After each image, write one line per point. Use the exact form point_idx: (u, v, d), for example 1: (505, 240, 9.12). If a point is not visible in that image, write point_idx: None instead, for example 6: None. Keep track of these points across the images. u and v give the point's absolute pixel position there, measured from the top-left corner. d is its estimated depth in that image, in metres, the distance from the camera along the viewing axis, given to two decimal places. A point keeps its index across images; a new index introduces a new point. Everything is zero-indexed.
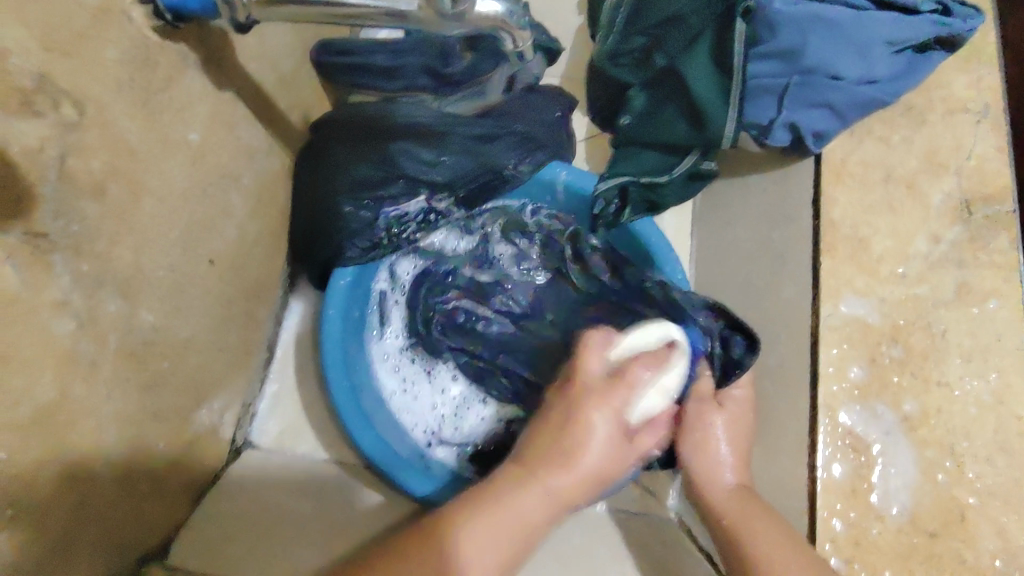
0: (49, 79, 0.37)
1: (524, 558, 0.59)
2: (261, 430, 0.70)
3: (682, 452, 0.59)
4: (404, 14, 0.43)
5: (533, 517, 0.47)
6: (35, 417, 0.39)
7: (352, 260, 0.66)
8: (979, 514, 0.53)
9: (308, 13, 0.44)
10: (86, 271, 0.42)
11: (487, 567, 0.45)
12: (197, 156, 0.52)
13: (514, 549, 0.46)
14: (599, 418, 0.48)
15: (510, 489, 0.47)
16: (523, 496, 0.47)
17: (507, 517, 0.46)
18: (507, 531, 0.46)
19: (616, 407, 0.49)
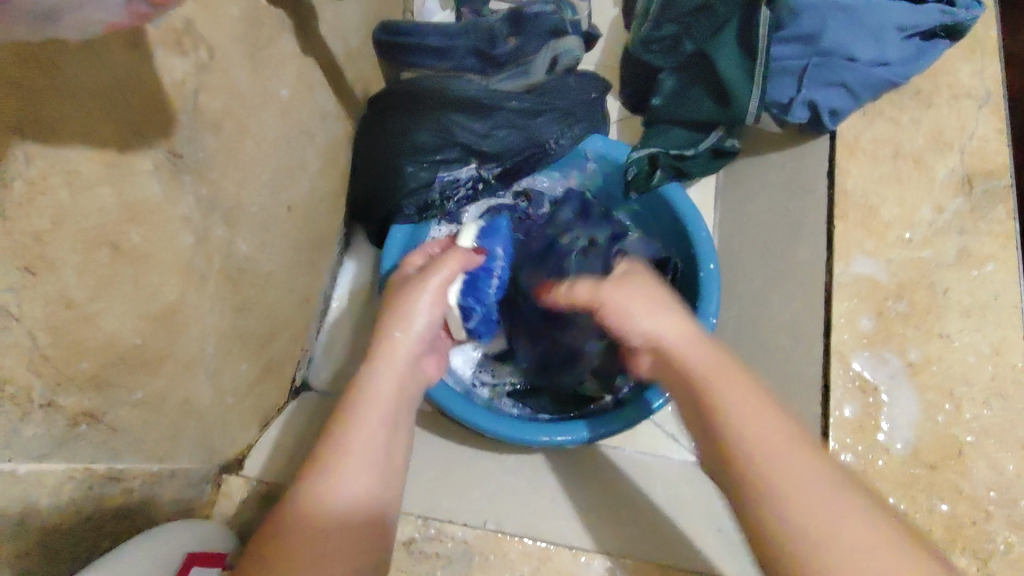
0: (192, 26, 0.44)
1: (560, 488, 0.65)
2: (316, 372, 0.76)
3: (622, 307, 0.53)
4: None
5: (376, 439, 0.43)
6: (163, 313, 0.46)
7: (408, 219, 0.73)
8: (975, 450, 0.59)
9: None
10: (203, 195, 0.49)
11: (367, 477, 0.42)
12: (285, 110, 0.59)
13: (380, 465, 0.42)
14: (420, 316, 0.52)
15: (339, 421, 0.43)
16: (358, 411, 0.44)
17: (357, 443, 0.42)
18: (372, 430, 0.43)
19: (411, 330, 0.51)
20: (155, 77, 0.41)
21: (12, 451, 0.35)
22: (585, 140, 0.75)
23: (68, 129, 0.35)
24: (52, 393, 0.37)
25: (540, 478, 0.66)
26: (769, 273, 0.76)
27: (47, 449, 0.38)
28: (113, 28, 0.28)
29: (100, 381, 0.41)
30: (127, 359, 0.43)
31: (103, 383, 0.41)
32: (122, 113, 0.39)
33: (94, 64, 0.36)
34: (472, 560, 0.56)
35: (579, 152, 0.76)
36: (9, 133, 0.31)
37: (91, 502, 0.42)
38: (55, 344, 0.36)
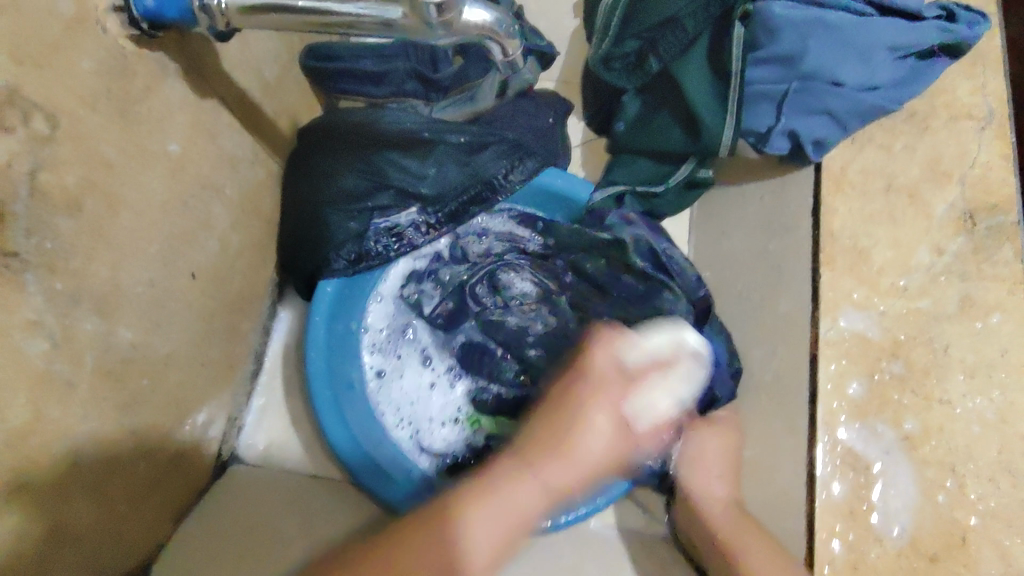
0: (18, 94, 0.36)
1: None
2: (248, 442, 0.68)
3: (677, 470, 0.63)
4: (390, 23, 0.41)
5: (608, 452, 0.46)
6: (7, 439, 0.38)
7: (338, 273, 0.65)
8: (982, 536, 0.52)
9: (293, 21, 0.43)
10: (58, 289, 0.41)
11: (490, 527, 0.45)
12: (176, 168, 0.51)
13: (579, 485, 0.46)
14: (592, 437, 0.46)
15: (555, 453, 0.46)
16: (590, 418, 0.46)
17: (496, 508, 0.45)
18: (572, 472, 0.46)
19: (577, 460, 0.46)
20: None
21: None
22: (542, 173, 0.69)
23: None
24: None
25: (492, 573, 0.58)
26: (752, 322, 0.68)
27: None
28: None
29: None
30: None
31: None
32: None
33: None
34: None
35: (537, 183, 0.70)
36: None
37: None
38: None
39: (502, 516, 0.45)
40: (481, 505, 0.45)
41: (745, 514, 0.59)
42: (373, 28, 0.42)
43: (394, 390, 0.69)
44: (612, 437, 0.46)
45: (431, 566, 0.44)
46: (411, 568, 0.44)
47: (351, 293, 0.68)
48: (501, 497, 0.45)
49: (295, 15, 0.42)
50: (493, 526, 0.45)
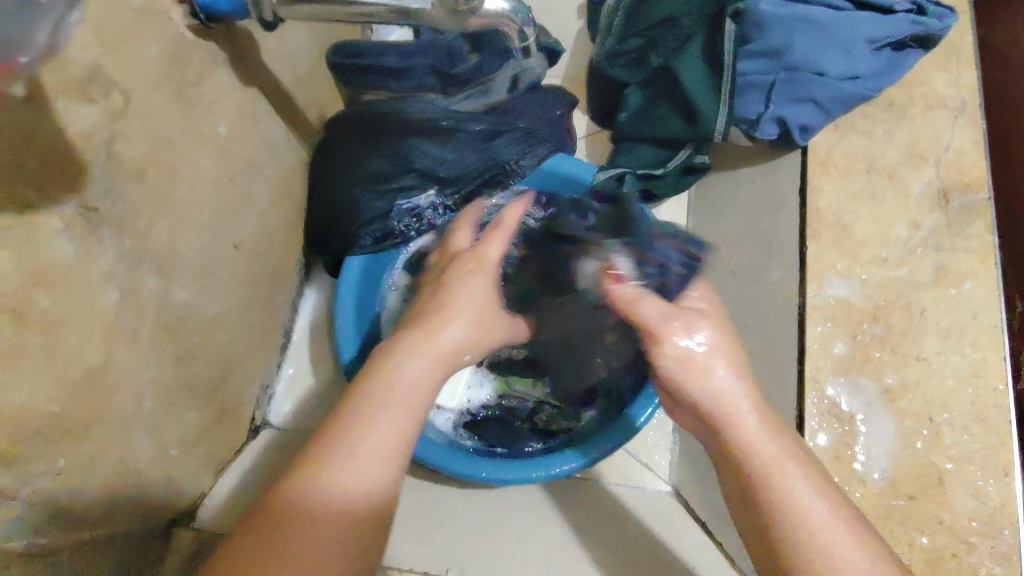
0: (100, 71, 0.40)
1: (528, 526, 0.63)
2: (278, 410, 0.73)
3: (695, 417, 0.48)
4: (410, 11, 0.47)
5: (423, 398, 0.44)
6: (85, 378, 0.42)
7: (364, 249, 0.71)
8: (955, 478, 0.57)
9: (334, 12, 0.48)
10: (127, 247, 0.45)
11: (322, 538, 0.39)
12: (224, 147, 0.56)
13: (380, 483, 0.40)
14: (378, 435, 0.41)
15: (370, 399, 0.42)
16: (361, 425, 0.41)
17: (299, 512, 0.38)
18: (401, 414, 0.43)
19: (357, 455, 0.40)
20: (61, 129, 0.37)
21: None
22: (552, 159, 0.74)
23: None
24: None
25: (507, 522, 0.64)
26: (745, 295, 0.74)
27: None
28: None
29: (13, 458, 0.38)
30: (43, 431, 0.40)
31: (15, 460, 0.38)
32: (15, 177, 0.35)
33: None
34: None
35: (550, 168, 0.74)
36: None
37: None
38: None
39: (325, 520, 0.39)
40: (282, 520, 0.38)
41: (776, 420, 0.46)
42: (393, 17, 0.48)
43: None
44: (424, 366, 0.46)
45: (333, 547, 0.39)
46: (308, 551, 0.38)
47: (378, 267, 0.74)
48: (299, 514, 0.38)
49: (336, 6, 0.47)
50: (321, 533, 0.39)
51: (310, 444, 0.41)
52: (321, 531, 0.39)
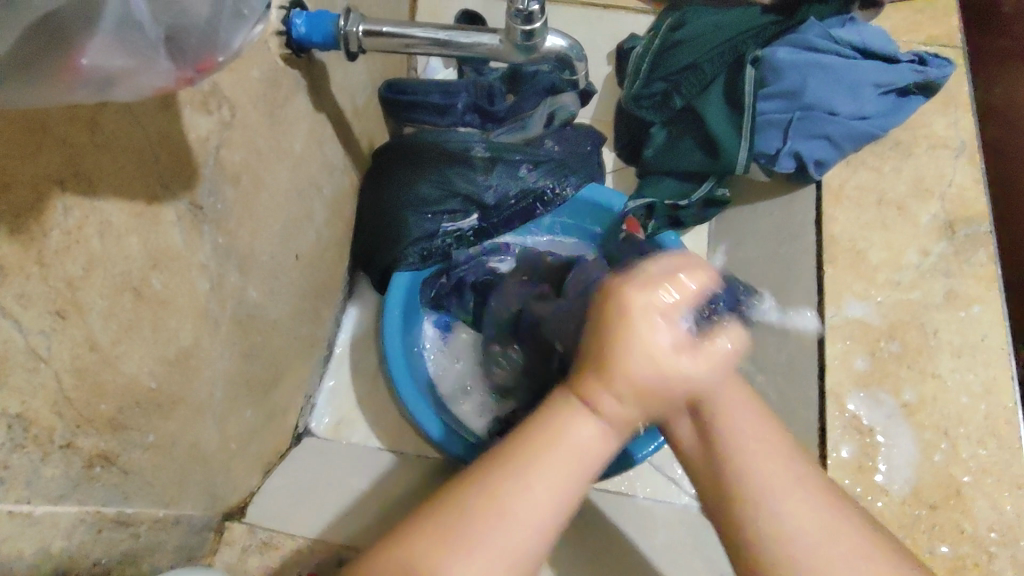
0: (218, 87, 0.46)
1: (563, 532, 0.65)
2: (318, 419, 0.77)
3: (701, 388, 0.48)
4: (446, 43, 0.55)
5: (597, 457, 0.40)
6: (177, 357, 0.47)
7: (410, 266, 0.77)
8: (974, 490, 0.59)
9: (394, 44, 0.57)
10: (220, 244, 0.50)
11: None
12: (296, 164, 0.62)
13: (533, 525, 0.37)
14: (585, 429, 0.39)
15: (486, 493, 0.37)
16: (570, 429, 0.39)
17: (456, 555, 0.36)
18: (573, 474, 0.39)
19: (569, 454, 0.39)
20: (182, 135, 0.43)
21: (34, 492, 0.36)
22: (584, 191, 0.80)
23: (106, 182, 0.37)
24: (72, 433, 0.38)
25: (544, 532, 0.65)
26: None
27: (64, 490, 0.38)
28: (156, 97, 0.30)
29: (114, 426, 0.41)
30: (142, 403, 0.44)
31: (117, 425, 0.42)
32: (152, 168, 0.41)
33: (123, 118, 0.38)
34: None
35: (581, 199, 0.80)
36: (54, 185, 0.33)
37: (100, 545, 0.42)
38: (79, 385, 0.38)
39: (493, 572, 0.36)
40: (463, 553, 0.36)
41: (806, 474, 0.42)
42: (437, 48, 0.56)
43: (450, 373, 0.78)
44: (611, 421, 0.39)
45: None
46: None
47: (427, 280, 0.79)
48: (483, 539, 0.36)
49: (378, 37, 0.56)
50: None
51: (431, 513, 0.38)
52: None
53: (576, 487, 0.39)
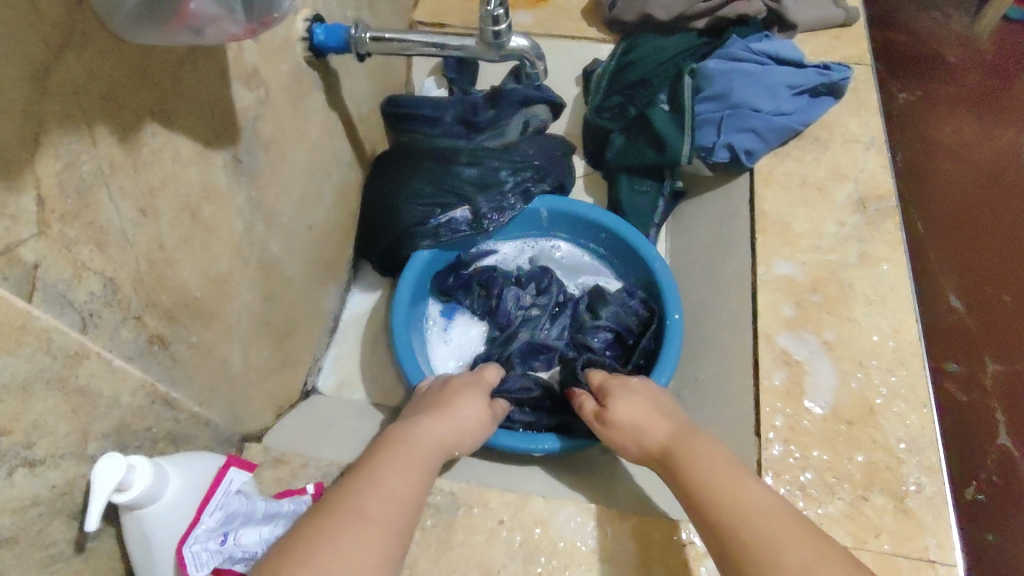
0: (257, 72, 0.61)
1: (533, 478, 0.71)
2: (324, 380, 0.88)
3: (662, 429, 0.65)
4: (438, 44, 0.70)
5: (419, 472, 0.58)
6: (216, 278, 0.59)
7: (428, 247, 0.87)
8: (885, 410, 0.70)
9: (395, 48, 0.72)
10: (253, 196, 0.63)
11: (335, 548, 0.47)
12: (312, 148, 0.75)
13: (390, 509, 0.52)
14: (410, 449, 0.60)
15: (360, 482, 0.54)
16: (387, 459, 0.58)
17: (326, 526, 0.49)
18: (399, 479, 0.56)
19: (394, 462, 0.58)
20: (232, 102, 0.58)
21: (113, 344, 0.47)
22: (552, 195, 0.91)
23: (178, 122, 0.51)
24: (141, 310, 0.50)
25: (530, 473, 0.74)
26: (709, 284, 0.89)
27: (133, 353, 0.49)
28: (233, 38, 0.44)
29: (170, 316, 0.53)
30: (190, 306, 0.56)
31: (172, 317, 0.54)
32: (211, 121, 0.55)
33: (189, 72, 0.51)
34: (458, 510, 0.64)
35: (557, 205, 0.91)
36: (146, 114, 0.48)
37: (152, 414, 0.52)
38: (148, 272, 0.50)
39: (351, 539, 0.48)
40: (329, 527, 0.48)
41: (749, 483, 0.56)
42: (428, 49, 0.70)
43: (438, 350, 0.88)
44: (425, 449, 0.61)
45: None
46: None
47: (438, 265, 0.89)
48: (332, 523, 0.49)
49: (380, 41, 0.71)
50: (343, 541, 0.47)
51: (319, 512, 0.51)
52: (344, 538, 0.48)
53: (404, 484, 0.56)
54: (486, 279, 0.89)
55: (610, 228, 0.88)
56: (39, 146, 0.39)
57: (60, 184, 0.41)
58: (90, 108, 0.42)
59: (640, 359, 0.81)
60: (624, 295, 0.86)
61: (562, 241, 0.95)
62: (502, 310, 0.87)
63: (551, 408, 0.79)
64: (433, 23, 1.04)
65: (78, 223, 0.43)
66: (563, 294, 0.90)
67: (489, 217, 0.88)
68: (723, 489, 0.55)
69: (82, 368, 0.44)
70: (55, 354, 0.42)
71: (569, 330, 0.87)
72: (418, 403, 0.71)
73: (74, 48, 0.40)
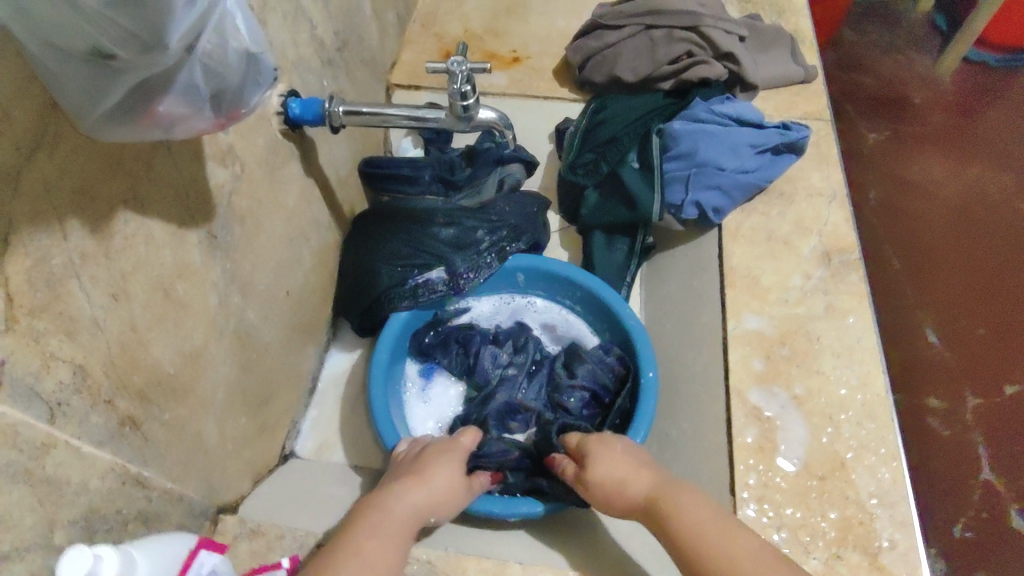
0: (230, 150, 0.63)
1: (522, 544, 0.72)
2: (302, 444, 0.87)
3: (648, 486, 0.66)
4: (409, 116, 0.72)
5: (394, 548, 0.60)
6: (190, 354, 0.59)
7: (406, 308, 0.88)
8: (855, 464, 0.71)
9: (370, 120, 0.74)
10: (228, 269, 0.65)
11: None
12: (289, 216, 0.77)
13: None
14: (385, 522, 0.61)
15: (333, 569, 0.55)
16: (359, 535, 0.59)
17: None
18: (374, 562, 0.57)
19: (369, 540, 0.59)
20: (206, 180, 0.59)
21: (82, 431, 0.47)
22: (527, 254, 0.92)
23: (152, 206, 0.53)
24: (112, 393, 0.50)
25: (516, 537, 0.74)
26: (682, 337, 0.90)
27: (102, 438, 0.49)
28: (201, 133, 0.46)
29: (142, 396, 0.54)
30: (164, 384, 0.56)
31: (143, 397, 0.54)
32: (185, 202, 0.56)
33: (162, 158, 0.53)
34: None
35: (533, 265, 0.92)
36: (118, 203, 0.49)
37: (122, 497, 0.52)
38: (120, 354, 0.51)
39: None
40: None
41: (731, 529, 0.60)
42: (399, 121, 0.72)
43: (417, 411, 0.88)
44: (399, 521, 0.62)
45: None
46: None
47: (418, 324, 0.90)
48: None
49: (355, 115, 0.73)
50: None
51: None
52: None
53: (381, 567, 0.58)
54: (465, 340, 0.90)
55: (585, 288, 0.90)
56: (10, 246, 0.40)
57: (29, 279, 0.42)
58: (64, 202, 0.44)
59: (616, 419, 0.82)
60: (600, 355, 0.87)
61: (539, 301, 0.96)
62: (481, 369, 0.88)
63: (531, 470, 0.79)
64: (411, 86, 1.08)
65: (48, 315, 0.44)
66: (540, 352, 0.92)
67: (466, 276, 0.89)
68: (709, 537, 0.60)
69: (51, 456, 0.44)
70: (21, 448, 0.42)
71: (546, 390, 0.88)
72: (394, 473, 0.71)
73: (44, 148, 0.41)
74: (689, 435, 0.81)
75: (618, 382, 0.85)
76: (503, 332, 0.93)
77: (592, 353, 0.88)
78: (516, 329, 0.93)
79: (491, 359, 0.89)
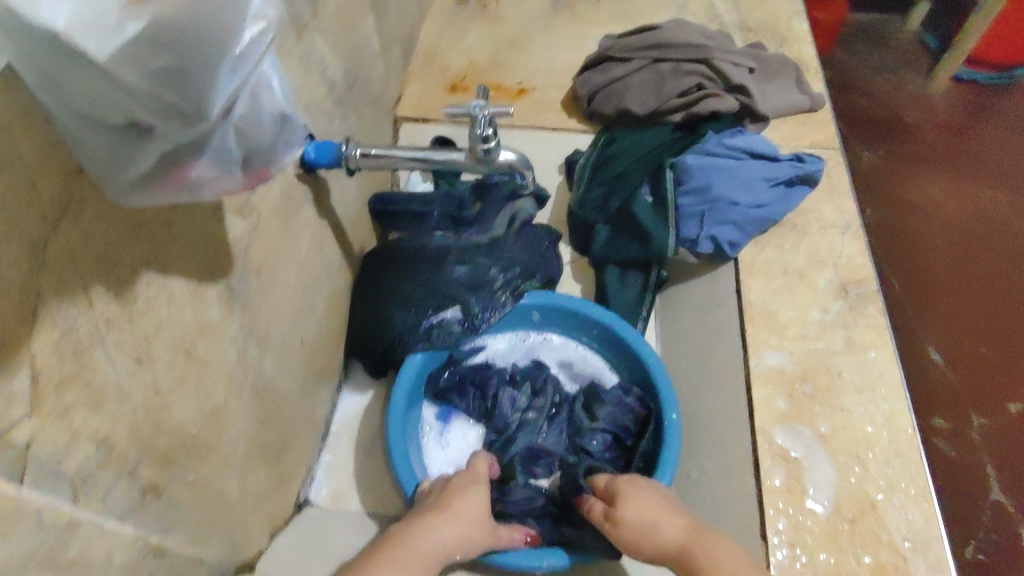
0: (248, 201, 0.61)
1: None
2: (316, 492, 0.85)
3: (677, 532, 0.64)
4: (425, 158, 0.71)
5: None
6: (210, 413, 0.58)
7: (420, 349, 0.86)
8: (886, 505, 0.70)
9: (383, 163, 0.72)
10: (246, 322, 0.63)
11: None
12: (303, 261, 0.75)
13: None
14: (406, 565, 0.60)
15: None
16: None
17: None
18: None
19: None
20: (225, 234, 0.58)
21: (105, 506, 0.45)
22: (543, 292, 0.92)
23: (173, 266, 0.51)
24: (135, 462, 0.48)
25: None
26: (700, 373, 0.89)
27: (125, 510, 0.47)
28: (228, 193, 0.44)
29: (164, 461, 0.52)
30: (186, 447, 0.54)
31: (166, 462, 0.52)
32: (205, 259, 0.55)
33: (183, 217, 0.51)
34: None
35: (549, 305, 0.92)
36: (140, 267, 0.47)
37: (145, 569, 0.50)
38: (144, 420, 0.49)
39: None
40: None
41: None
42: (415, 164, 0.71)
43: (435, 456, 0.86)
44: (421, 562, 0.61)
45: None
46: None
47: (433, 364, 0.89)
48: None
49: (368, 158, 0.71)
50: None
51: None
52: None
53: None
54: (482, 382, 0.89)
55: (602, 326, 0.89)
56: (38, 321, 0.39)
57: (56, 353, 0.40)
58: (88, 271, 0.42)
59: (639, 463, 0.81)
60: (620, 395, 0.86)
61: (555, 339, 0.95)
62: (500, 412, 0.87)
63: (557, 518, 0.78)
64: (418, 120, 1.07)
65: (75, 386, 0.42)
66: (558, 393, 0.91)
67: (481, 316, 0.88)
68: None
69: (76, 535, 0.42)
70: (46, 531, 0.40)
71: (566, 432, 0.87)
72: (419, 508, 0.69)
73: (69, 218, 0.40)
74: (713, 475, 0.80)
75: (640, 423, 0.84)
76: (520, 372, 0.92)
77: (612, 393, 0.87)
78: (533, 370, 0.92)
79: (510, 402, 0.88)
